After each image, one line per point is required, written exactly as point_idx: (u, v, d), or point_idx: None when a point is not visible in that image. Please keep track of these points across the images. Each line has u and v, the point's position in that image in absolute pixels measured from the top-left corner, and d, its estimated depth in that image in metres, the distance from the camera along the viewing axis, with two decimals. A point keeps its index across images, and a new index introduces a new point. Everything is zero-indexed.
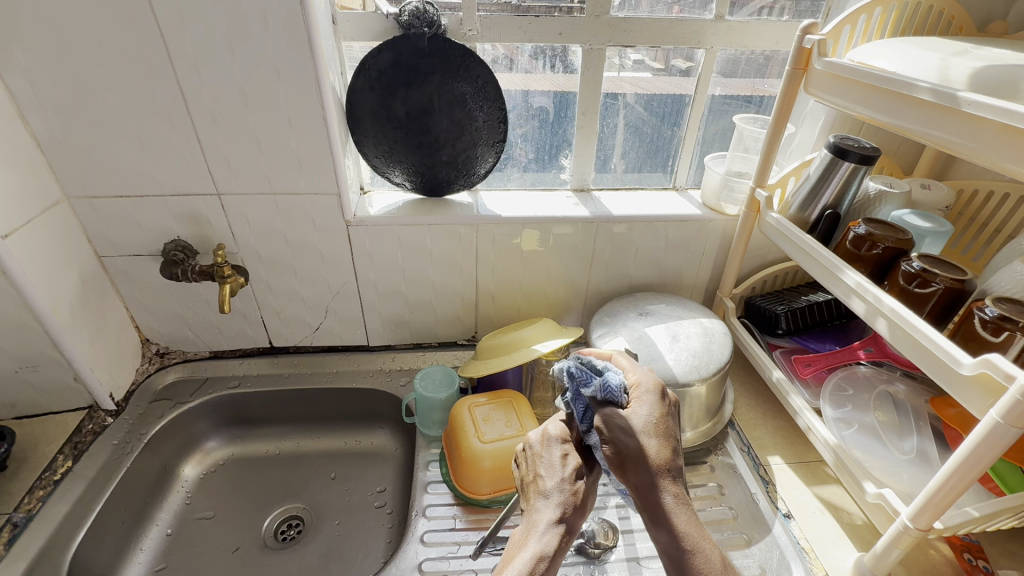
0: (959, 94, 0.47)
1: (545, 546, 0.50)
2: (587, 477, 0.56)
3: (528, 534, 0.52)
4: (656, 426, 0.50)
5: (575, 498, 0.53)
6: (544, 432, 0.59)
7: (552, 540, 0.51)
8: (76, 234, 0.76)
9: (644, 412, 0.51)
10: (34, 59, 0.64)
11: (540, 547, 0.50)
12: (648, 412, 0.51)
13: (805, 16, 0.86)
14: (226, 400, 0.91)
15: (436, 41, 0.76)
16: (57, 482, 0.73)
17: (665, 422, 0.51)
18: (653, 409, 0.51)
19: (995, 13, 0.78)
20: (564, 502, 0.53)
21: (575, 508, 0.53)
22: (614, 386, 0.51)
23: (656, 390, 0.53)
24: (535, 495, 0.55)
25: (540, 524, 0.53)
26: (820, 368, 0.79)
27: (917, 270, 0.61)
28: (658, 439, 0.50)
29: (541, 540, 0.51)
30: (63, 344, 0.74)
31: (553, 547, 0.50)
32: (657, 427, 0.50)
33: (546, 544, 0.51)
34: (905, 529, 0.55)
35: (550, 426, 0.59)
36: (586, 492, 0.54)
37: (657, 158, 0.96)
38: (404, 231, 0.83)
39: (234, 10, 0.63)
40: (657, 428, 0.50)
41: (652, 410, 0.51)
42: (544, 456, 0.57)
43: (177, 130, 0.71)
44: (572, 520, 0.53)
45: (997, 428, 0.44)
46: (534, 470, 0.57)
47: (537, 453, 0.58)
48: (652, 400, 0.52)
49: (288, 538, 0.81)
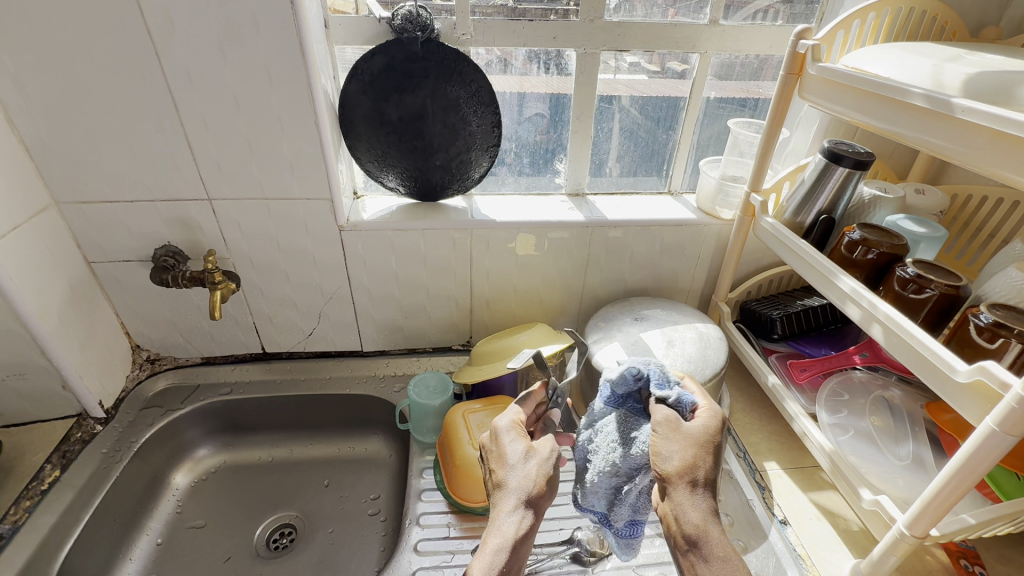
0: (952, 100, 0.47)
1: (513, 536, 0.50)
2: (540, 457, 0.55)
3: (490, 530, 0.52)
4: (708, 442, 0.52)
5: (534, 484, 0.53)
6: (494, 427, 0.59)
7: (519, 527, 0.51)
8: (64, 240, 0.75)
9: (704, 428, 0.53)
10: (20, 63, 0.63)
11: (501, 537, 0.50)
12: (703, 429, 0.53)
13: (799, 20, 0.86)
14: (218, 407, 0.90)
15: (429, 46, 0.76)
16: (45, 492, 0.72)
17: (712, 440, 0.53)
18: (710, 425, 0.53)
19: (987, 18, 0.78)
20: (523, 488, 0.53)
21: (535, 494, 0.52)
22: (687, 401, 0.54)
23: (722, 416, 0.54)
24: (495, 490, 0.55)
25: (501, 516, 0.52)
26: (816, 373, 0.77)
27: (912, 275, 0.61)
28: (708, 454, 0.51)
29: (499, 532, 0.51)
30: (50, 352, 0.73)
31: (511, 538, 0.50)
32: (707, 443, 0.52)
33: (506, 534, 0.51)
34: (901, 536, 0.55)
35: (497, 421, 0.59)
36: (541, 474, 0.54)
37: (652, 162, 0.96)
38: (397, 237, 0.83)
39: (224, 12, 0.62)
40: (706, 439, 0.52)
41: (713, 425, 0.53)
42: (495, 449, 0.57)
43: (167, 136, 0.70)
44: (531, 502, 0.52)
45: (993, 436, 0.43)
46: (490, 466, 0.57)
47: (489, 448, 0.58)
48: (716, 420, 0.54)
49: (280, 547, 0.80)
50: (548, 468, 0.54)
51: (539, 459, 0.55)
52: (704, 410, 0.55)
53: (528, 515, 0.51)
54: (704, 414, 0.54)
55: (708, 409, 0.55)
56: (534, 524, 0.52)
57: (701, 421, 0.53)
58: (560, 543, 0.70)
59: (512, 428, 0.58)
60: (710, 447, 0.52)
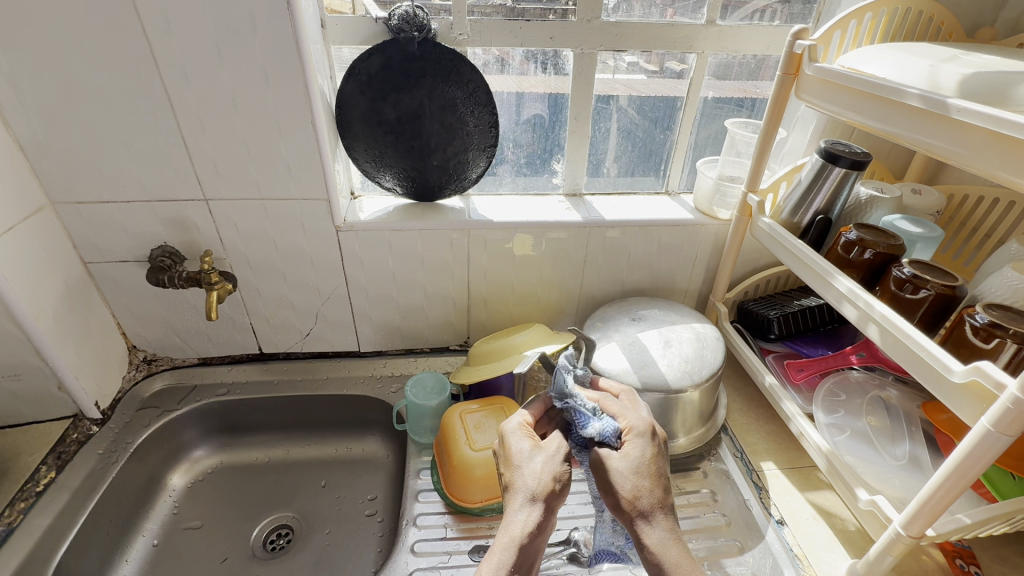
0: (947, 101, 0.47)
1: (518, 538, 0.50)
2: (547, 454, 0.55)
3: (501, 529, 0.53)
4: (646, 468, 0.53)
5: (540, 482, 0.53)
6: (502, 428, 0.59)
7: (525, 528, 0.50)
8: (60, 240, 0.75)
9: (637, 454, 0.53)
10: (16, 63, 0.63)
11: (508, 537, 0.51)
12: (637, 454, 0.53)
13: (797, 20, 0.86)
14: (215, 407, 0.90)
15: (426, 46, 0.75)
16: (40, 493, 0.72)
17: (653, 463, 0.53)
18: (641, 452, 0.54)
19: (984, 18, 0.78)
20: (529, 488, 0.52)
21: (540, 492, 0.52)
22: (609, 432, 0.55)
23: (647, 435, 0.55)
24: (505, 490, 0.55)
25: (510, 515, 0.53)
26: (813, 373, 0.77)
27: (908, 275, 0.61)
28: (648, 481, 0.52)
29: (506, 532, 0.51)
30: (46, 352, 0.73)
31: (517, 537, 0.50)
32: (647, 467, 0.53)
33: (514, 532, 0.51)
34: (897, 536, 0.55)
35: (506, 422, 0.60)
36: (548, 472, 0.53)
37: (650, 162, 0.96)
38: (395, 237, 0.83)
39: (221, 11, 0.62)
40: (643, 466, 0.53)
41: (646, 450, 0.54)
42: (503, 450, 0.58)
43: (163, 136, 0.70)
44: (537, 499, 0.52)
45: (989, 436, 0.43)
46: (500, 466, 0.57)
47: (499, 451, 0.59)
48: (644, 444, 0.54)
49: (277, 547, 0.80)
50: (557, 466, 0.54)
51: (548, 456, 0.55)
52: (632, 435, 0.55)
53: (537, 512, 0.51)
54: (632, 437, 0.55)
55: (634, 430, 0.55)
56: (542, 522, 0.51)
57: (631, 449, 0.54)
58: (557, 544, 0.70)
59: (520, 428, 0.59)
60: (652, 469, 0.53)
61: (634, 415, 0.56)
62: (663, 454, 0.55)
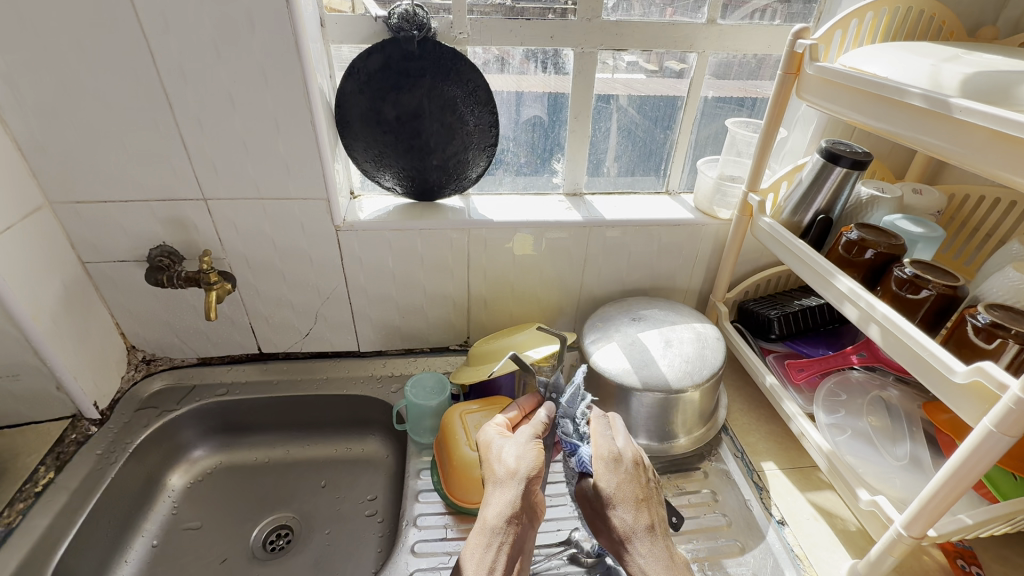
0: (950, 100, 0.47)
1: (491, 523, 0.56)
2: (513, 440, 0.61)
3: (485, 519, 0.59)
4: (620, 495, 0.57)
5: (507, 466, 0.59)
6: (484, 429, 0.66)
7: (498, 512, 0.56)
8: (58, 239, 0.75)
9: (606, 486, 0.57)
10: (14, 63, 0.62)
11: (487, 521, 0.56)
12: (609, 485, 0.57)
13: (797, 20, 0.86)
14: (214, 408, 0.89)
15: (426, 45, 0.75)
16: (39, 493, 0.72)
17: (622, 489, 0.57)
18: (613, 481, 0.57)
19: (986, 17, 0.78)
20: (498, 473, 0.59)
21: (506, 475, 0.58)
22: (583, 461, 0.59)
23: (612, 463, 0.58)
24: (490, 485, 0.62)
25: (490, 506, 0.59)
26: (814, 373, 0.77)
27: (910, 276, 0.61)
28: (622, 508, 0.56)
29: (484, 519, 0.57)
30: (45, 353, 0.73)
31: (491, 520, 0.56)
32: (618, 495, 0.57)
33: (490, 516, 0.56)
34: (898, 536, 0.55)
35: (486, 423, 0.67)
36: (513, 458, 0.59)
37: (650, 162, 0.96)
38: (395, 237, 0.82)
39: (219, 10, 0.62)
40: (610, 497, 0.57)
41: (614, 479, 0.58)
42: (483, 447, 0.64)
43: (161, 135, 0.69)
44: (507, 481, 0.58)
45: (990, 437, 0.43)
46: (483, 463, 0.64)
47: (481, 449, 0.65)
48: (610, 473, 0.58)
49: (276, 548, 0.80)
50: (522, 451, 0.59)
51: (515, 443, 0.61)
52: (602, 464, 0.58)
53: (507, 495, 0.57)
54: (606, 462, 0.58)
55: (605, 460, 0.59)
56: (514, 503, 0.56)
57: (605, 479, 0.58)
58: (558, 544, 0.69)
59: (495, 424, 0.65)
60: (627, 497, 0.57)
61: (605, 442, 0.60)
62: (637, 472, 0.59)
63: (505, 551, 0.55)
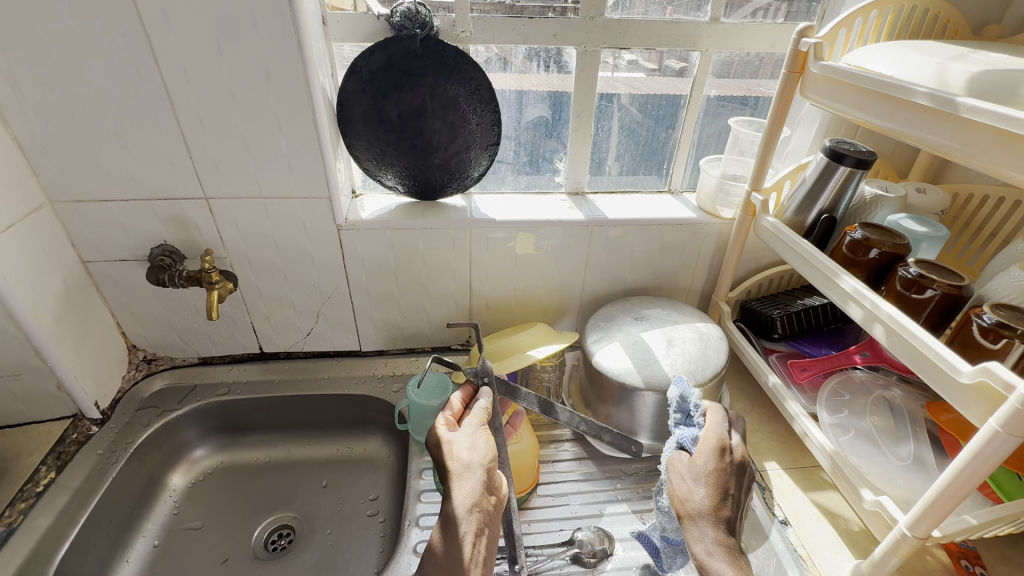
0: (956, 99, 0.47)
1: (455, 515, 0.58)
2: (462, 433, 0.64)
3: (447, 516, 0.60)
4: (709, 479, 0.60)
5: (461, 459, 0.62)
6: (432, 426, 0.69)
7: (459, 503, 0.58)
8: (59, 238, 0.74)
9: (702, 465, 0.61)
10: (14, 61, 0.62)
11: (452, 514, 0.58)
12: (705, 465, 0.61)
13: (799, 19, 0.85)
14: (215, 407, 0.89)
15: (428, 44, 0.75)
16: (40, 493, 0.71)
17: (717, 476, 0.60)
18: (709, 461, 0.61)
19: (990, 16, 0.78)
20: (453, 468, 0.61)
21: (461, 467, 0.61)
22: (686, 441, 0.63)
23: (717, 451, 0.62)
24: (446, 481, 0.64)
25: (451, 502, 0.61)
26: (817, 373, 0.76)
27: (915, 275, 0.61)
28: (706, 493, 0.60)
29: (448, 513, 0.59)
30: (46, 352, 0.72)
31: (455, 512, 0.58)
32: (707, 478, 0.60)
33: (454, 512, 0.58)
34: (903, 537, 0.55)
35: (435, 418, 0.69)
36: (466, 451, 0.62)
37: (652, 160, 0.96)
38: (396, 236, 0.82)
39: (221, 8, 0.62)
40: (696, 470, 0.61)
41: (707, 456, 0.61)
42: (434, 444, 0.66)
43: (162, 133, 0.69)
44: (464, 473, 0.61)
45: (996, 437, 0.43)
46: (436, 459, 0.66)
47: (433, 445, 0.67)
48: (711, 458, 0.61)
49: (278, 548, 0.79)
50: (473, 442, 0.63)
51: (466, 435, 0.64)
52: (705, 443, 0.62)
53: (467, 488, 0.59)
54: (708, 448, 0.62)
55: (710, 444, 0.62)
56: (473, 492, 0.59)
57: (698, 454, 0.62)
58: (560, 545, 0.69)
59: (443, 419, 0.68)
60: (718, 482, 0.60)
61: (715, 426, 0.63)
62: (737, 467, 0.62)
63: (473, 538, 0.57)
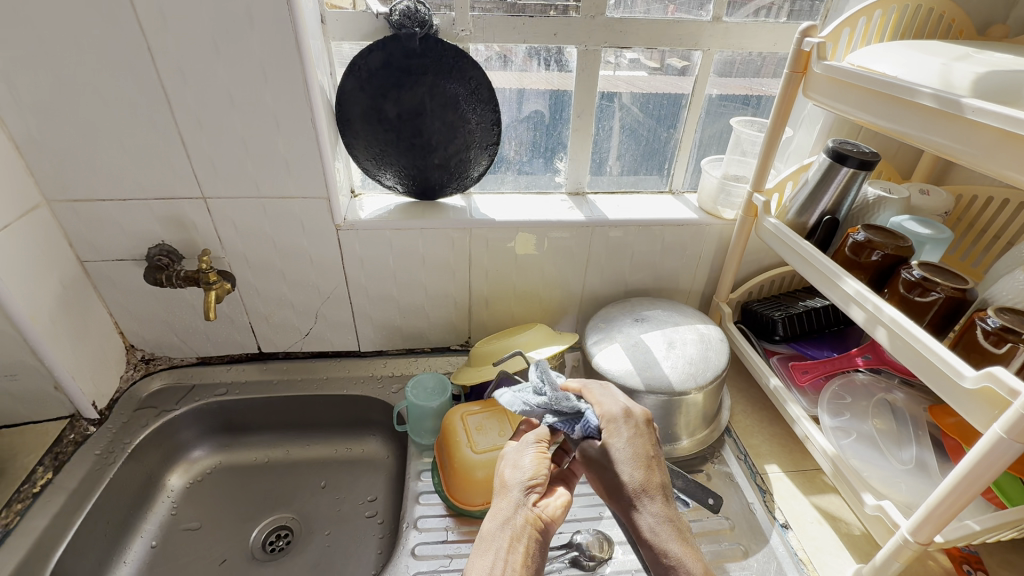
0: (960, 100, 0.46)
1: (487, 530, 0.54)
2: (513, 451, 0.60)
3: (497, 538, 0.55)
4: (636, 456, 0.57)
5: (503, 475, 0.58)
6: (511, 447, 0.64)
7: (492, 519, 0.54)
8: (55, 237, 0.74)
9: (619, 444, 0.58)
10: (9, 60, 0.62)
11: (487, 530, 0.54)
12: (626, 447, 0.57)
13: (803, 18, 0.84)
14: (214, 408, 0.89)
15: (428, 42, 0.74)
16: (37, 494, 0.71)
17: (639, 450, 0.58)
18: (628, 438, 0.58)
19: (995, 16, 0.77)
20: (497, 486, 0.58)
21: (501, 484, 0.57)
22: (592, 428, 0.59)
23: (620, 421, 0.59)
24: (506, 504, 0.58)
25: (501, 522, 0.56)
26: (818, 375, 0.76)
27: (918, 278, 0.60)
28: (638, 468, 0.56)
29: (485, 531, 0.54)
30: (43, 353, 0.72)
31: (486, 530, 0.54)
32: (631, 456, 0.57)
33: (490, 531, 0.53)
34: (905, 542, 0.54)
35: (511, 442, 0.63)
36: (510, 468, 0.58)
37: (654, 160, 0.95)
38: (396, 237, 0.81)
39: (218, 6, 0.61)
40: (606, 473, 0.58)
41: (628, 442, 0.58)
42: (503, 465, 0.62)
43: (160, 132, 0.69)
44: (502, 490, 0.57)
45: (1001, 443, 0.42)
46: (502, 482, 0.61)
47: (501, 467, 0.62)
48: (622, 430, 0.58)
49: (276, 549, 0.79)
50: (522, 458, 0.59)
51: (517, 453, 0.60)
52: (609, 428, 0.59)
53: (505, 503, 0.55)
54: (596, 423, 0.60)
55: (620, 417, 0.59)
56: (506, 506, 0.54)
57: (623, 441, 0.58)
58: (559, 548, 0.69)
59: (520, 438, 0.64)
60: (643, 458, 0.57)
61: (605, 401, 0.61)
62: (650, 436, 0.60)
63: (504, 556, 0.51)
